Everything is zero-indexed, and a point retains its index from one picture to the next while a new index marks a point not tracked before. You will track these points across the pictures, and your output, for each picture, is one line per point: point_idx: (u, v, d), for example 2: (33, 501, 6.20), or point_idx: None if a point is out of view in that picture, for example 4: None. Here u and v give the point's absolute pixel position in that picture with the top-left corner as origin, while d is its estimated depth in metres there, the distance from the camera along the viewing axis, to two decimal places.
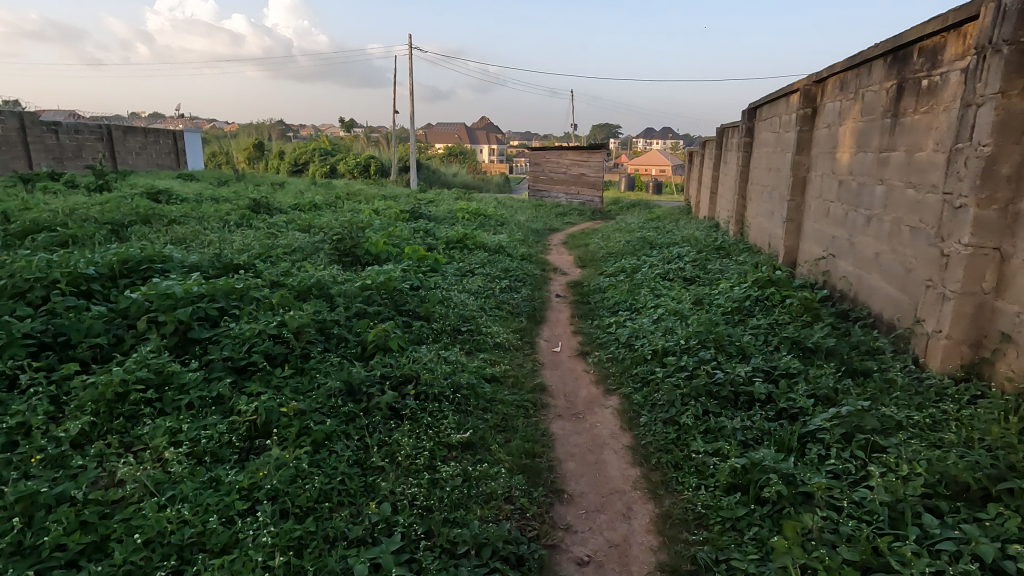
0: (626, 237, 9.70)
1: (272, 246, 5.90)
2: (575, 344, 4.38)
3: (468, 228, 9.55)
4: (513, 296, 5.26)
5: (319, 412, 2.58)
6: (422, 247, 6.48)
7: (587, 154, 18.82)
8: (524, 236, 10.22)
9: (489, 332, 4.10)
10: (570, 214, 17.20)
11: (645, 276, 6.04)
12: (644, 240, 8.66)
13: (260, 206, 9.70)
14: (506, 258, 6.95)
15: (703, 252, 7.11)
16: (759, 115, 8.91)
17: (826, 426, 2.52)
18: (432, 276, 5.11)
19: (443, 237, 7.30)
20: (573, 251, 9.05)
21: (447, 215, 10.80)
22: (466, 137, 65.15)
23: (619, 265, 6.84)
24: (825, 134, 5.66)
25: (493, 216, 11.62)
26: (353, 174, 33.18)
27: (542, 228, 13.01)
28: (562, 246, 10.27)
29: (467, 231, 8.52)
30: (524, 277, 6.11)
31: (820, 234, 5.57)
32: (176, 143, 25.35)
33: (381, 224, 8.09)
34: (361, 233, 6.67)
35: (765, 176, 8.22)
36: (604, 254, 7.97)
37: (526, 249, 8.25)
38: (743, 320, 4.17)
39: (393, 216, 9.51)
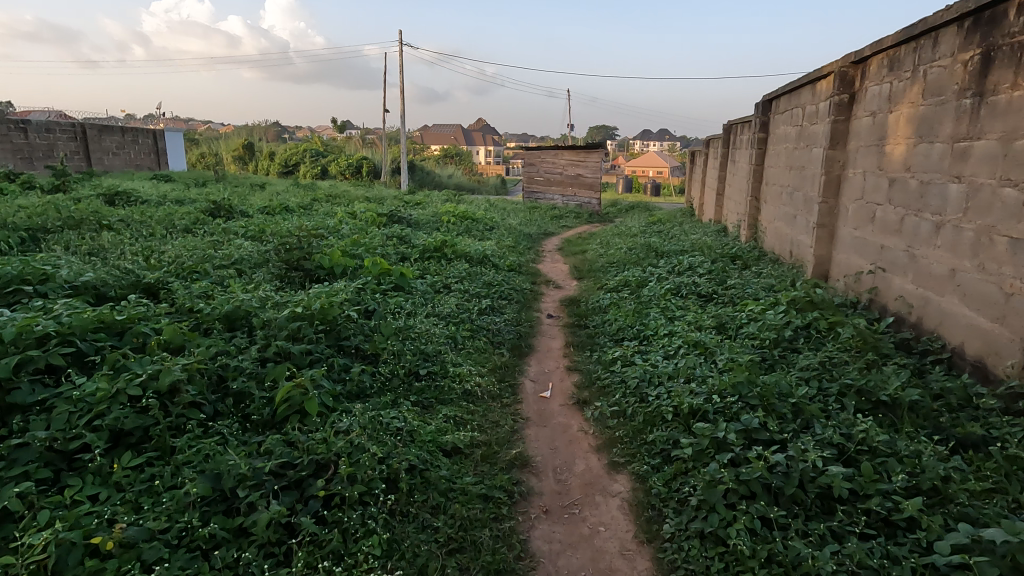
0: (628, 243, 8.76)
1: (210, 257, 4.94)
2: (569, 385, 3.45)
3: (452, 233, 8.59)
4: (494, 319, 4.32)
5: (163, 541, 1.64)
6: (392, 258, 5.55)
7: (584, 154, 17.93)
8: (515, 242, 9.26)
9: (457, 374, 3.16)
10: (567, 217, 16.28)
11: (652, 292, 5.10)
12: (648, 248, 7.73)
13: (220, 209, 8.73)
14: (491, 270, 6.01)
15: (718, 262, 6.16)
16: (775, 108, 7.99)
17: (961, 566, 1.60)
18: (395, 295, 4.15)
19: (418, 245, 6.35)
20: (568, 259, 8.12)
21: (430, 219, 9.83)
22: (461, 138, 64.26)
23: (621, 277, 5.89)
24: (869, 122, 4.73)
25: (482, 219, 10.68)
26: (343, 175, 32.24)
27: (535, 232, 12.08)
28: (557, 253, 9.32)
29: (450, 236, 7.58)
30: (509, 293, 5.19)
31: (864, 243, 4.65)
32: (157, 143, 24.37)
33: (350, 230, 7.11)
34: (321, 241, 5.72)
35: (785, 175, 7.30)
36: (604, 263, 7.02)
37: (515, 258, 7.30)
38: (785, 358, 3.24)
39: (368, 221, 8.56)
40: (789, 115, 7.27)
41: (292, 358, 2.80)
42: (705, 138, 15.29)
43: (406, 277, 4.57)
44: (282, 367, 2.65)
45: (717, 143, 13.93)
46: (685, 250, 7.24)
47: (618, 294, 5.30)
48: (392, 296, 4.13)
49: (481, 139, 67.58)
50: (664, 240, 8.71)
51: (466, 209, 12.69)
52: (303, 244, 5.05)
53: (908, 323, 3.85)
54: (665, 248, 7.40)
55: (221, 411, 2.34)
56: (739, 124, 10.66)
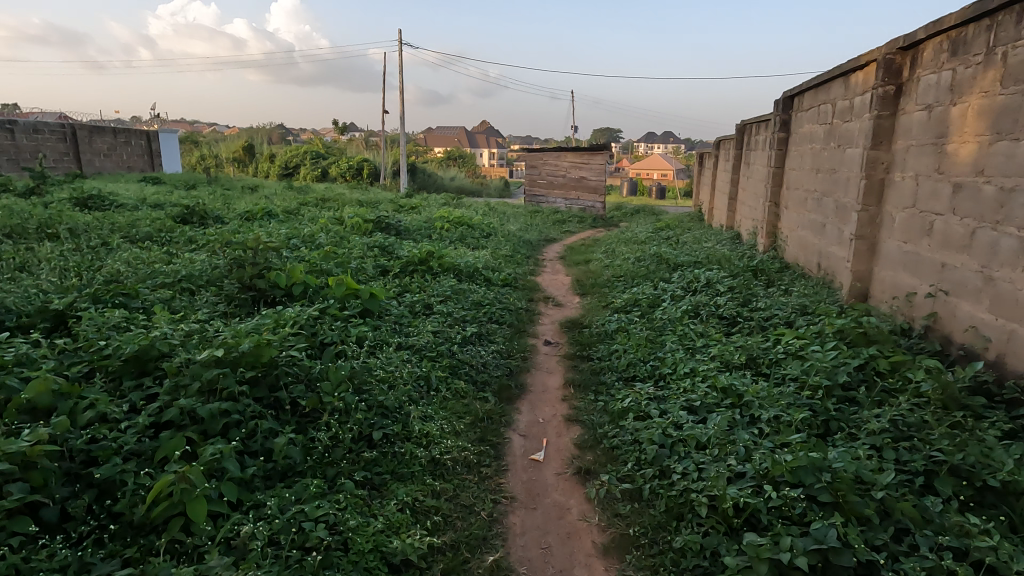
0: (635, 252, 8.04)
1: (155, 273, 4.28)
2: (568, 442, 2.76)
3: (444, 243, 7.89)
4: (480, 351, 3.62)
5: None
6: (368, 276, 4.86)
7: (588, 156, 17.27)
8: (513, 250, 8.54)
9: (424, 435, 2.47)
10: (569, 222, 15.59)
11: (667, 315, 4.39)
12: (658, 258, 7.02)
13: (193, 213, 8.05)
14: (482, 286, 5.30)
15: (741, 276, 5.44)
16: (798, 105, 7.28)
17: None
18: (360, 322, 3.45)
19: (402, 257, 5.66)
20: (571, 270, 7.44)
21: (421, 225, 9.17)
22: (464, 140, 63.68)
23: (630, 294, 5.18)
24: (924, 117, 4.03)
25: (479, 225, 9.99)
26: (343, 178, 31.67)
27: (536, 238, 11.37)
28: (558, 263, 8.61)
29: (441, 246, 6.92)
30: (501, 315, 4.49)
31: (918, 260, 3.94)
32: (151, 144, 23.82)
33: (327, 239, 6.41)
34: (288, 256, 5.04)
35: (810, 179, 6.59)
36: (611, 276, 6.31)
37: (512, 270, 6.59)
38: (846, 414, 2.54)
39: (353, 229, 7.89)
40: (815, 113, 6.56)
41: (200, 421, 2.12)
42: (715, 140, 14.58)
43: (378, 299, 3.86)
44: (180, 437, 1.97)
45: (728, 145, 13.21)
46: (700, 262, 6.52)
47: (627, 315, 4.60)
48: (357, 325, 3.42)
49: (484, 141, 67.02)
50: (675, 250, 8.00)
51: (463, 213, 12.01)
52: (263, 256, 4.36)
53: (983, 361, 3.15)
54: (678, 259, 6.68)
55: (75, 516, 1.67)
56: (755, 124, 9.93)
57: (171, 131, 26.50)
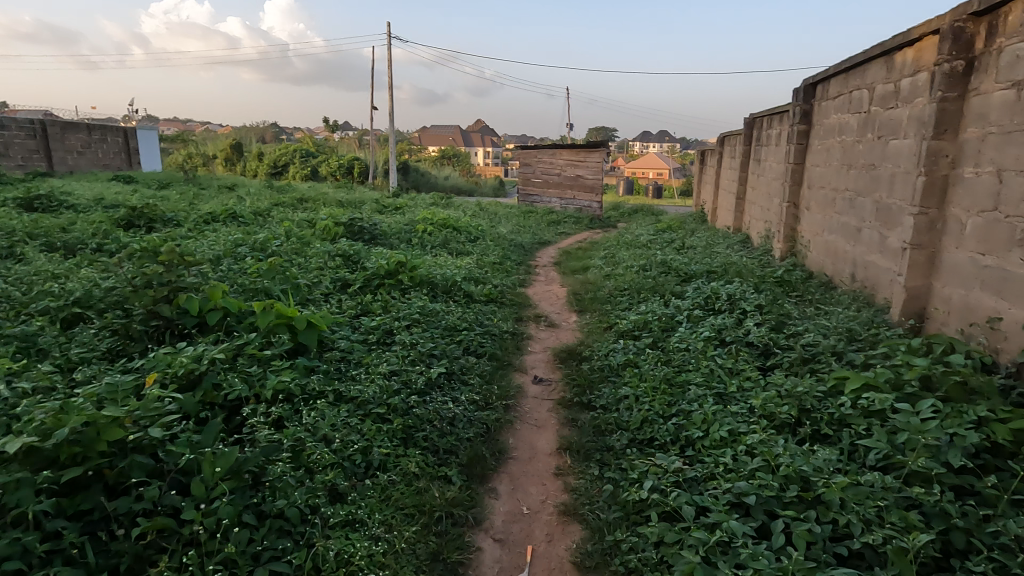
0: (638, 258, 7.18)
1: (44, 294, 3.40)
2: (562, 554, 1.93)
3: (424, 250, 7.02)
4: (447, 400, 2.77)
5: None
6: (319, 296, 4.00)
7: (585, 153, 16.45)
8: (502, 256, 7.68)
9: (343, 568, 1.63)
10: (565, 223, 14.74)
11: (685, 343, 3.54)
12: (666, 265, 6.17)
13: (140, 215, 7.14)
14: (461, 304, 4.43)
15: (768, 291, 4.60)
16: (823, 93, 6.45)
17: None
18: (286, 366, 2.59)
19: (367, 268, 4.79)
20: (566, 279, 6.61)
21: (401, 228, 8.28)
22: (458, 139, 62.77)
23: (638, 314, 4.32)
24: (1009, 97, 3.20)
25: (466, 227, 9.12)
26: (332, 177, 30.75)
27: (529, 241, 10.49)
28: (553, 270, 7.75)
29: (419, 255, 6.08)
30: (481, 345, 3.64)
31: (1006, 278, 3.12)
32: (129, 142, 22.82)
33: (285, 247, 5.53)
34: (225, 270, 4.17)
35: (839, 176, 5.77)
36: (613, 287, 5.46)
37: (499, 281, 5.74)
38: (971, 524, 1.72)
39: (321, 233, 7.01)
40: (847, 100, 5.70)
41: None
42: (719, 136, 13.76)
43: (316, 330, 2.97)
44: None
45: (735, 141, 12.38)
46: (715, 272, 5.67)
47: (636, 343, 3.75)
48: (281, 369, 2.56)
49: (479, 139, 66.13)
50: (684, 256, 7.15)
51: (451, 214, 11.13)
52: (182, 271, 3.49)
53: None
54: (689, 267, 5.83)
55: None
56: (768, 116, 9.07)
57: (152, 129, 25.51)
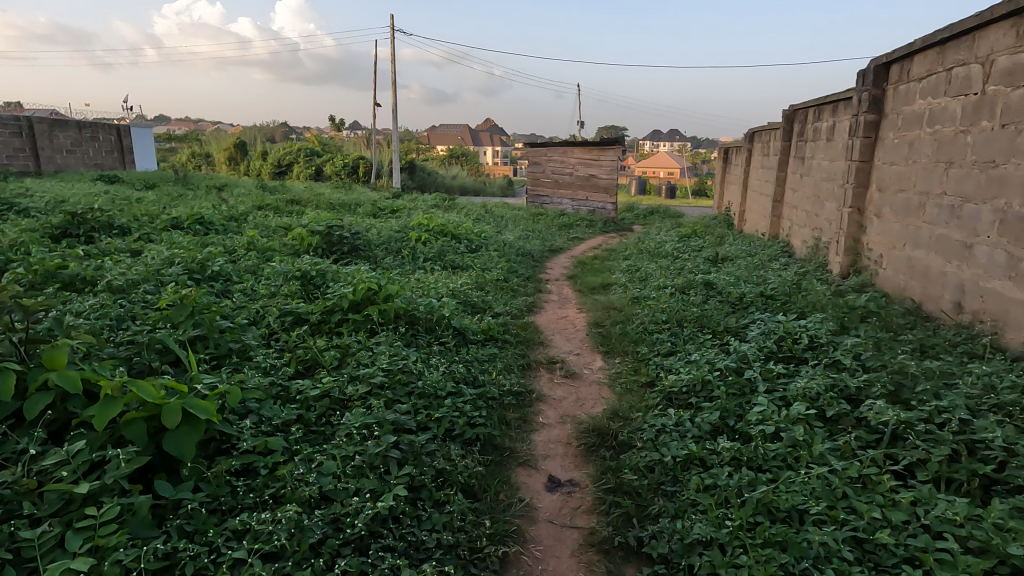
0: (669, 274, 6.04)
1: None
2: None
3: (414, 266, 5.90)
4: (406, 560, 1.66)
5: None
6: (252, 342, 2.91)
7: (599, 151, 15.29)
8: (508, 269, 6.55)
9: None
10: (578, 227, 13.59)
11: (771, 424, 2.40)
12: (707, 286, 5.02)
13: (84, 222, 6.08)
14: (449, 350, 3.31)
15: (860, 329, 3.44)
16: (901, 73, 5.26)
17: None
18: (113, 516, 1.50)
19: (330, 295, 3.69)
20: (584, 302, 5.48)
21: (391, 235, 7.16)
22: (467, 138, 61.71)
23: (687, 365, 3.19)
24: None
25: (466, 234, 7.99)
26: (335, 176, 29.75)
27: (539, 249, 9.34)
28: (567, 287, 6.61)
29: (404, 276, 4.97)
30: (471, 423, 2.52)
31: None
32: (123, 140, 21.89)
33: (235, 268, 4.45)
34: (128, 307, 3.09)
35: (931, 176, 4.59)
36: (644, 316, 4.32)
37: (501, 307, 4.62)
38: None
39: (293, 245, 5.92)
40: (942, 80, 4.52)
41: None
42: (747, 131, 12.52)
43: (195, 430, 1.83)
44: None
45: (767, 137, 11.16)
46: (773, 296, 4.53)
47: (694, 419, 2.61)
48: (98, 530, 1.46)
49: (487, 138, 65.08)
50: (724, 274, 5.98)
51: (452, 218, 10.01)
52: (36, 319, 2.42)
53: None
54: (739, 290, 4.67)
55: None
56: (815, 107, 7.84)
57: (147, 127, 24.62)
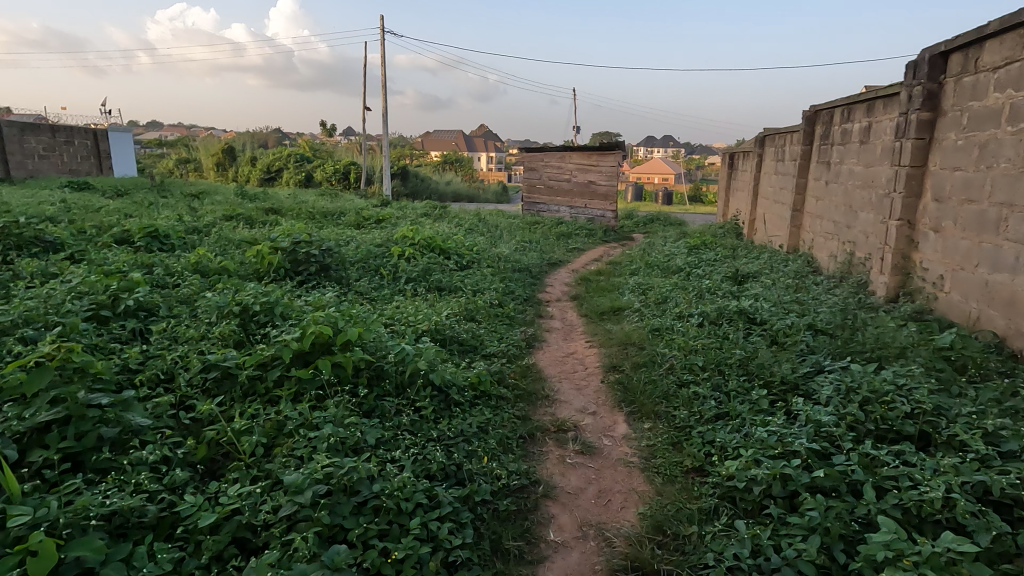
0: (689, 297, 5.23)
1: None
2: None
3: (393, 290, 5.05)
4: None
5: None
6: (139, 425, 2.05)
7: (598, 156, 14.50)
8: (503, 290, 5.69)
9: None
10: (578, 236, 12.76)
11: (910, 568, 1.58)
12: (743, 313, 4.16)
13: (6, 238, 5.18)
14: (424, 421, 2.47)
15: (965, 385, 2.63)
16: (966, 63, 4.49)
17: None
18: None
19: (270, 339, 2.84)
20: (593, 334, 4.65)
21: (369, 251, 6.28)
22: (461, 143, 60.94)
23: (748, 442, 2.35)
24: None
25: (456, 248, 7.13)
26: (325, 183, 28.84)
27: (537, 263, 8.49)
28: (571, 311, 5.77)
29: (377, 308, 4.13)
30: (451, 562, 1.70)
31: None
32: (100, 145, 20.92)
33: (165, 300, 3.59)
34: None
35: (1015, 183, 3.82)
36: (672, 359, 3.49)
37: (494, 345, 3.79)
38: None
39: (251, 266, 5.06)
40: None
41: None
42: (757, 134, 11.75)
43: None
44: None
45: (780, 141, 10.40)
46: (826, 331, 3.72)
47: (779, 546, 1.79)
48: None
49: (481, 143, 64.37)
50: (753, 298, 5.18)
51: (442, 229, 9.16)
52: None
53: None
54: (782, 323, 3.86)
55: None
56: (844, 107, 7.06)
57: (126, 132, 23.62)
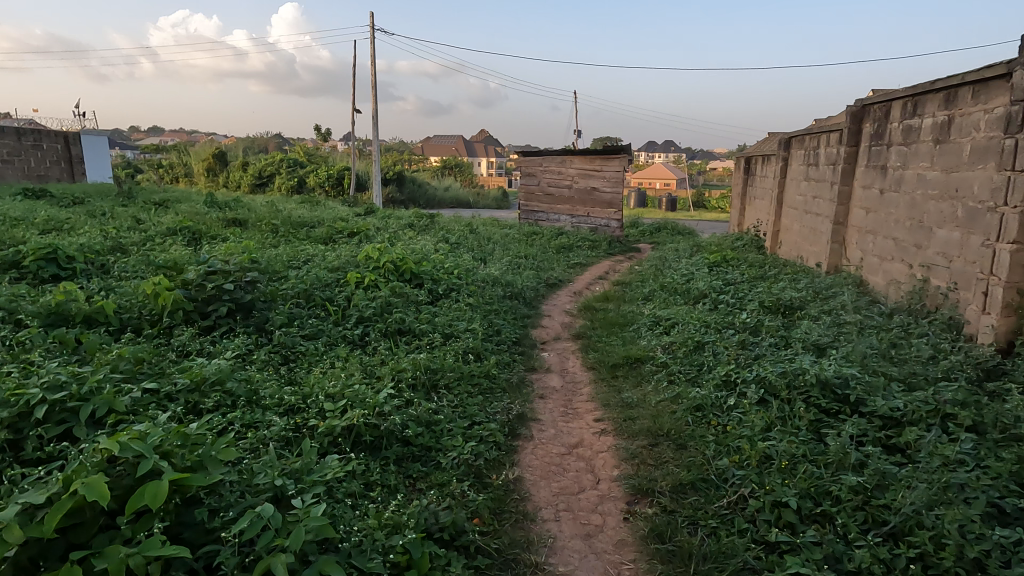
0: (731, 346, 3.93)
1: None
2: None
3: (331, 340, 3.74)
4: None
5: None
6: None
7: (602, 160, 13.25)
8: (486, 332, 4.39)
9: None
10: (580, 249, 11.43)
11: None
12: (823, 384, 2.85)
13: None
14: None
15: None
16: None
17: None
18: None
19: (16, 493, 1.55)
20: (603, 406, 3.38)
21: (317, 279, 4.97)
22: (459, 148, 59.67)
23: None
24: None
25: (432, 271, 5.83)
26: (317, 189, 27.64)
27: (532, 286, 7.18)
28: (572, 359, 4.49)
29: (291, 384, 2.85)
30: None
31: None
32: (72, 150, 19.56)
33: None
34: None
35: None
36: (735, 482, 2.19)
37: (457, 447, 2.49)
38: None
39: (143, 307, 3.75)
40: None
41: None
42: (780, 135, 10.48)
43: None
44: None
45: (809, 142, 9.12)
46: (964, 427, 2.43)
47: None
48: None
49: (480, 147, 63.16)
50: (816, 354, 3.88)
51: (421, 245, 7.88)
52: None
53: None
54: (891, 412, 2.56)
55: None
56: (906, 99, 5.77)
57: (102, 136, 22.21)
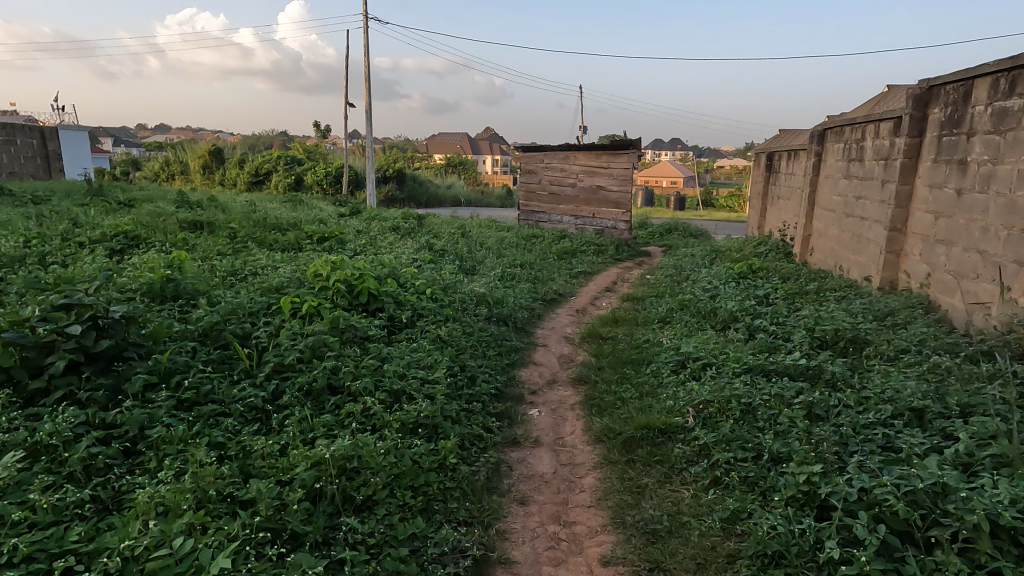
0: (796, 414, 2.74)
1: None
2: None
3: (217, 410, 2.59)
4: None
5: None
6: None
7: (610, 155, 12.06)
8: (452, 385, 3.23)
9: None
10: (585, 255, 10.23)
11: None
12: (992, 528, 1.68)
13: None
14: None
15: None
16: None
17: None
18: None
19: None
20: (617, 523, 2.23)
21: (237, 305, 3.80)
22: (462, 145, 58.34)
23: None
24: None
25: (397, 290, 4.67)
26: (322, 186, 26.78)
27: (526, 304, 6.01)
28: (571, 419, 3.34)
29: (97, 528, 1.72)
30: None
31: None
32: (49, 145, 18.47)
33: None
34: None
35: None
36: None
37: None
38: None
39: None
40: None
41: None
42: (812, 126, 9.22)
43: None
44: None
45: (849, 134, 7.87)
46: None
47: None
48: None
49: (483, 144, 61.87)
50: (918, 431, 2.70)
51: (398, 253, 6.72)
52: None
53: None
54: None
55: None
56: (999, 74, 4.54)
57: (81, 131, 21.03)
